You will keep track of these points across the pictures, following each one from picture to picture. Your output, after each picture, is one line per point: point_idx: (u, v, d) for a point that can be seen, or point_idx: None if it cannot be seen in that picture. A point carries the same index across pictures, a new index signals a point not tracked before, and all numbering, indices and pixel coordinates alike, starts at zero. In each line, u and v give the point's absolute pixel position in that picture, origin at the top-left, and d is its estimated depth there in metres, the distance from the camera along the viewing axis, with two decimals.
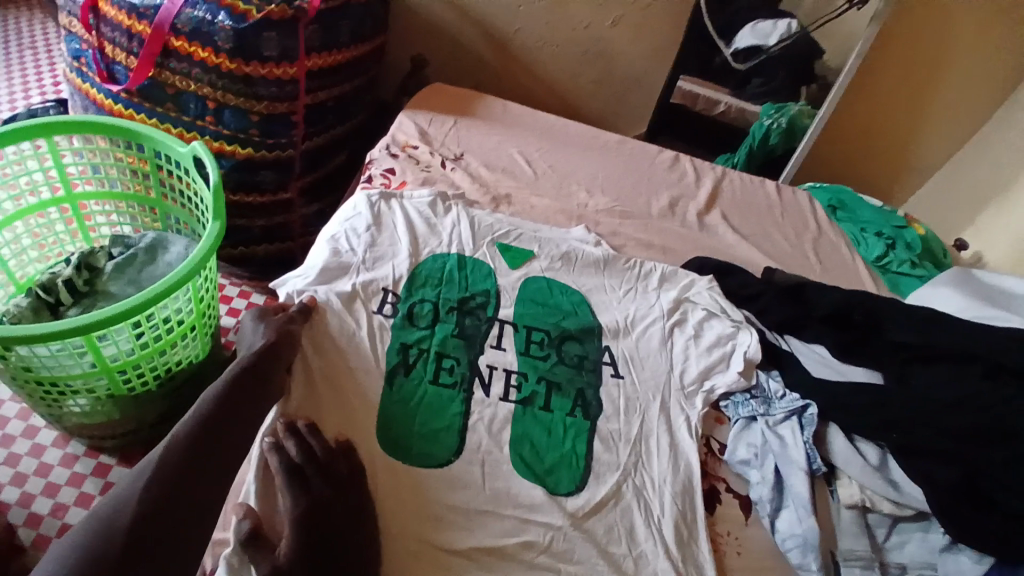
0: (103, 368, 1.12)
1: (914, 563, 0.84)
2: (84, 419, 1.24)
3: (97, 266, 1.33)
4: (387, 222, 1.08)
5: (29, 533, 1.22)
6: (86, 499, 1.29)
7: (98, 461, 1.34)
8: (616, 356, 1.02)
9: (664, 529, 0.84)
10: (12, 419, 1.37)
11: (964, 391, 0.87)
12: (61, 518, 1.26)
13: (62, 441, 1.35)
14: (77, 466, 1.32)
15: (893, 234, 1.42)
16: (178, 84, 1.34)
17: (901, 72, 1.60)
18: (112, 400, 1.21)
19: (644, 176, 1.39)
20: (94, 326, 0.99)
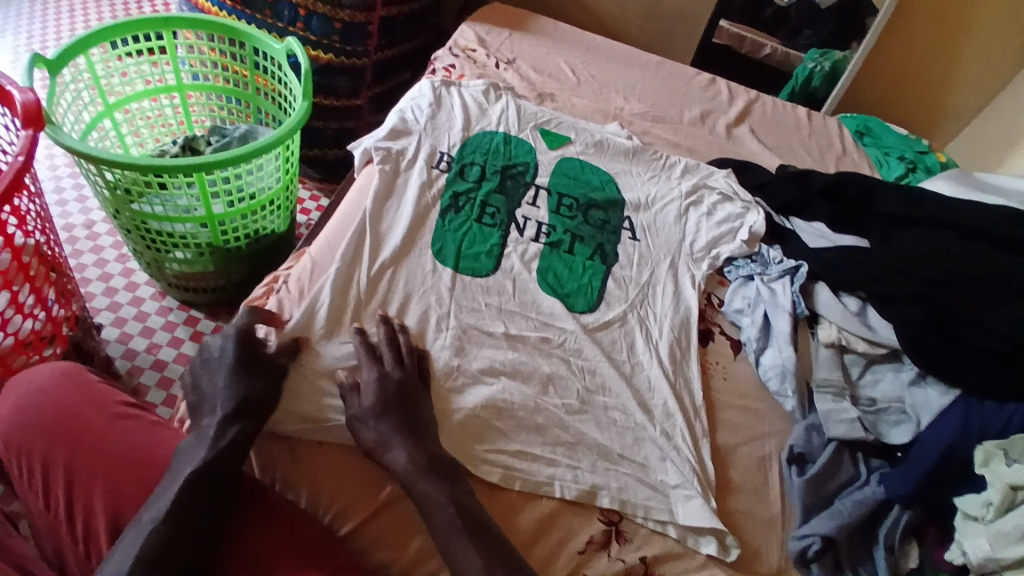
0: (209, 217, 1.35)
1: (886, 397, 0.96)
2: (185, 269, 1.47)
3: (198, 150, 1.55)
4: (446, 103, 1.25)
5: (126, 364, 1.46)
6: (176, 342, 1.52)
7: (186, 315, 1.57)
8: (635, 225, 1.17)
9: (660, 349, 1.00)
10: (115, 276, 1.60)
11: (934, 245, 1.01)
12: (154, 354, 1.50)
13: (159, 296, 1.59)
14: (170, 316, 1.55)
15: (915, 158, 1.50)
16: None
17: (938, 17, 1.64)
18: (210, 253, 1.44)
19: (678, 91, 1.52)
20: (205, 167, 1.22)
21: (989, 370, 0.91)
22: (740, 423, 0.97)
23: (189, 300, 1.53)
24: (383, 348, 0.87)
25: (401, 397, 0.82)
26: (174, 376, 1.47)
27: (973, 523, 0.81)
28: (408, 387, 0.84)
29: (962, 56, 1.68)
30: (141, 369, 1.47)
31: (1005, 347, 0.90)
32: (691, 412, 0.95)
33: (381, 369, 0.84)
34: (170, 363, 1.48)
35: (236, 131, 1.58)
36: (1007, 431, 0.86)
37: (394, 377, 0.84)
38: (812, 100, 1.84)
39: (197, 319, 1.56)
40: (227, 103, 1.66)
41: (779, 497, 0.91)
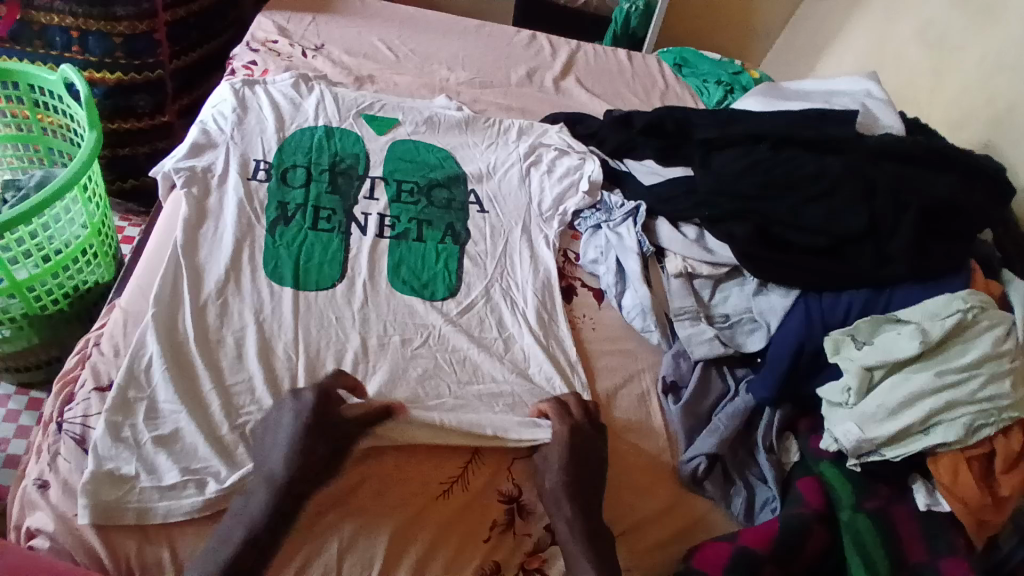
0: (15, 286, 1.14)
1: (736, 311, 1.02)
2: (7, 349, 1.25)
3: None
4: (253, 105, 1.14)
5: None
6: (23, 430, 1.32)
7: (30, 397, 1.36)
8: (481, 197, 1.14)
9: (528, 316, 0.99)
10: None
11: (749, 161, 1.03)
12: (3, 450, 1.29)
13: None
14: (10, 403, 1.34)
15: (731, 81, 1.60)
16: (42, 20, 1.37)
17: None
18: (31, 323, 1.23)
19: (502, 52, 1.50)
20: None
21: (816, 265, 0.97)
22: (615, 366, 1.00)
23: (25, 381, 1.33)
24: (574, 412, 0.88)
25: (586, 454, 0.83)
26: None
27: (838, 409, 0.88)
28: (587, 445, 0.84)
29: None
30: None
31: (825, 243, 0.97)
32: (568, 369, 0.96)
33: (571, 424, 0.85)
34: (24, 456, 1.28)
35: (30, 181, 1.33)
36: (849, 317, 0.94)
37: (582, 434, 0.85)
38: (633, 41, 1.91)
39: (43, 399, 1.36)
40: (15, 152, 1.41)
41: (663, 428, 0.95)
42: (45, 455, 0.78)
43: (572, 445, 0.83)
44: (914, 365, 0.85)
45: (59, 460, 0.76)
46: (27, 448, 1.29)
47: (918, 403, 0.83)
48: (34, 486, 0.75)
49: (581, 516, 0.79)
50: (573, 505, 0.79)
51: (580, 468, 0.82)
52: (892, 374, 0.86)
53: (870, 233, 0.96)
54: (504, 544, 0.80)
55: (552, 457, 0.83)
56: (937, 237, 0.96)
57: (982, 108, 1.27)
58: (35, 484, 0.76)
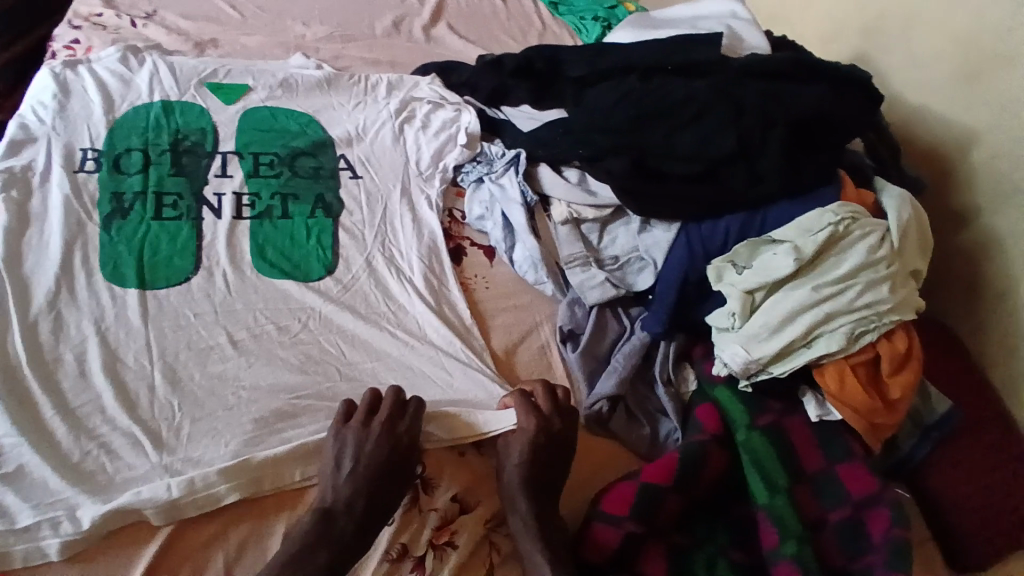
0: None
1: (625, 251, 0.99)
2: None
3: None
4: (76, 87, 1.00)
5: None
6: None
7: None
8: (352, 162, 1.05)
9: (417, 284, 0.94)
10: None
11: (621, 94, 1.01)
12: None
13: None
14: None
15: (607, 15, 1.56)
16: None
17: None
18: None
19: (364, 2, 1.39)
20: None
21: (694, 194, 0.96)
22: (513, 322, 0.97)
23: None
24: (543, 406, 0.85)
25: (552, 450, 0.82)
26: None
27: (726, 333, 0.90)
28: (555, 439, 0.83)
29: None
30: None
31: (700, 169, 0.96)
32: (466, 334, 0.92)
33: (539, 422, 0.82)
34: None
35: None
36: (728, 243, 0.96)
37: (546, 431, 0.82)
38: None
39: None
40: None
41: (565, 377, 0.95)
42: None
43: (536, 446, 0.80)
44: (792, 283, 0.88)
45: None
46: None
47: (796, 319, 0.86)
48: None
49: (534, 510, 0.78)
50: (528, 502, 0.78)
51: (539, 464, 0.81)
52: (772, 294, 0.88)
53: (739, 156, 0.96)
54: (414, 523, 0.76)
55: (512, 453, 0.81)
56: (808, 152, 0.98)
57: (854, 19, 1.31)
58: None
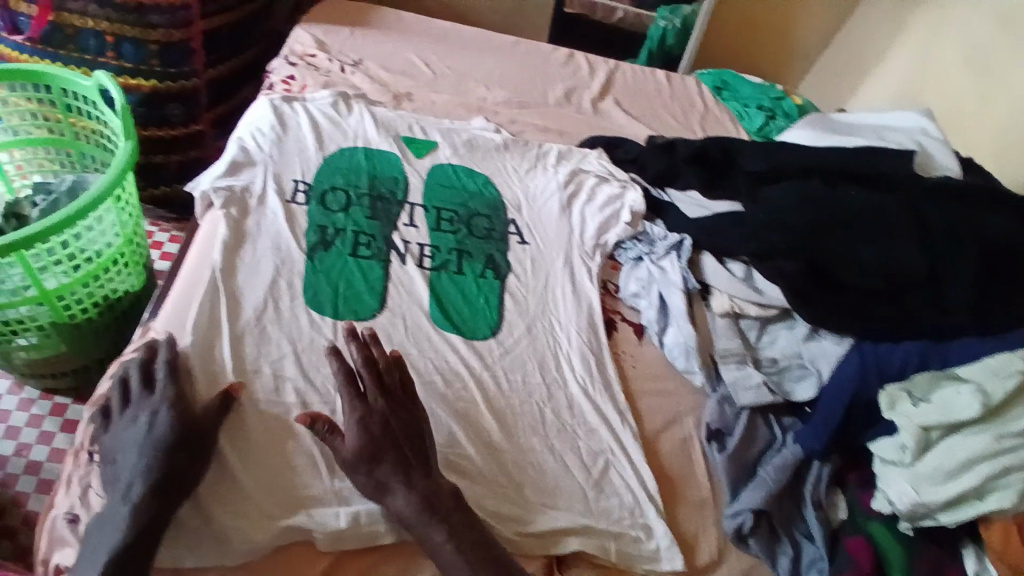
0: (43, 295, 1.14)
1: (785, 355, 0.99)
2: (34, 356, 1.26)
3: (24, 215, 1.31)
4: (292, 122, 1.12)
5: None
6: (48, 437, 1.30)
7: (54, 404, 1.35)
8: (521, 226, 1.12)
9: (572, 357, 0.97)
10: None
11: (800, 197, 1.01)
12: (24, 457, 1.27)
13: (16, 389, 1.36)
14: (33, 409, 1.33)
15: (773, 106, 1.57)
16: (76, 23, 1.35)
17: None
18: (58, 332, 1.23)
19: (539, 70, 1.47)
20: (25, 242, 1.02)
21: (871, 307, 0.94)
22: (660, 407, 0.97)
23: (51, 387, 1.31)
24: (359, 369, 0.79)
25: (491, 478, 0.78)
26: (53, 476, 1.26)
27: (892, 467, 0.84)
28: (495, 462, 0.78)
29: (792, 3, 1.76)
30: (14, 476, 1.25)
31: (882, 285, 0.95)
32: (618, 418, 0.93)
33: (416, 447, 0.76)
34: (46, 464, 1.27)
35: (62, 185, 1.33)
36: (907, 371, 0.90)
37: (378, 407, 0.77)
38: (669, 59, 1.87)
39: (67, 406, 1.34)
40: (47, 155, 1.40)
41: (707, 475, 0.92)
42: (74, 488, 0.75)
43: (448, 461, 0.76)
44: (974, 427, 0.81)
45: (91, 496, 0.74)
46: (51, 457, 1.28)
47: (977, 467, 0.79)
48: (65, 520, 0.73)
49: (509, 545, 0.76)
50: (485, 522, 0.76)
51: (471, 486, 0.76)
52: (949, 435, 0.82)
53: (928, 278, 0.94)
54: None
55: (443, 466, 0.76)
56: (1000, 281, 0.94)
57: None
58: (67, 518, 0.74)
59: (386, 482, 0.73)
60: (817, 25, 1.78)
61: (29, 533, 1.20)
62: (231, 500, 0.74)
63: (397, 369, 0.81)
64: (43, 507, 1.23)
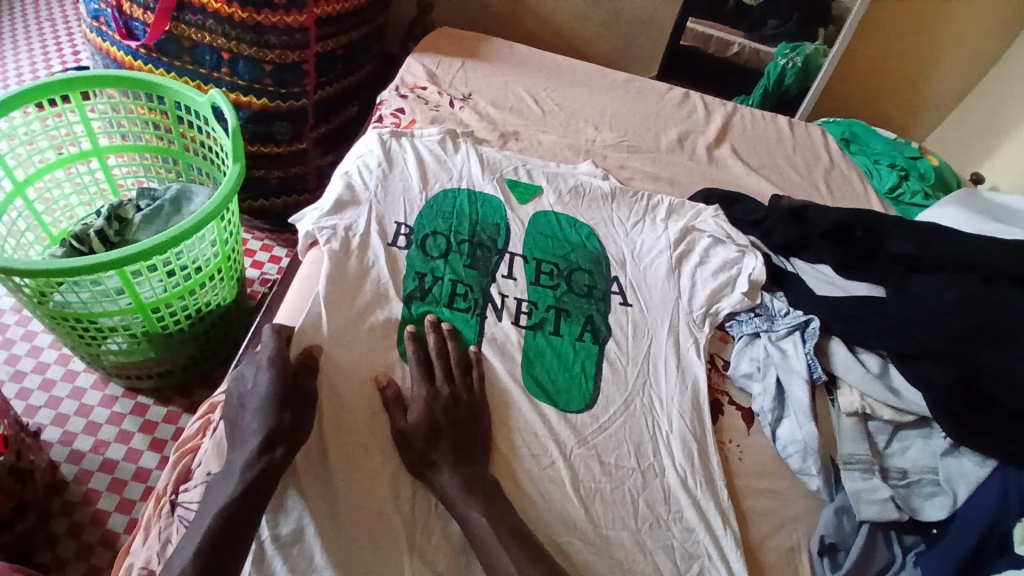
0: (140, 305, 1.18)
1: (916, 467, 0.87)
2: (124, 358, 1.31)
3: (126, 218, 1.38)
4: (398, 158, 1.10)
5: (72, 469, 1.31)
6: (125, 436, 1.36)
7: (135, 402, 1.40)
8: (624, 286, 1.04)
9: (671, 442, 0.89)
10: (29, 374, 1.41)
11: (959, 297, 0.90)
12: (101, 454, 1.33)
13: (102, 383, 1.42)
14: (116, 406, 1.39)
15: (906, 165, 1.41)
16: (194, 37, 1.37)
17: (901, 20, 1.60)
18: (149, 340, 1.28)
19: (652, 111, 1.40)
20: (127, 259, 1.05)
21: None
22: (767, 511, 0.87)
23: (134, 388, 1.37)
24: (434, 359, 0.87)
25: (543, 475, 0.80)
26: (125, 476, 1.31)
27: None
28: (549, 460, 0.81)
29: (935, 54, 1.63)
30: (88, 472, 1.31)
31: None
32: (719, 518, 0.83)
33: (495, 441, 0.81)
34: (120, 463, 1.32)
35: (167, 194, 1.39)
36: None
37: (446, 395, 0.84)
38: (784, 99, 1.71)
39: (148, 407, 1.39)
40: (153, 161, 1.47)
41: None
42: (158, 533, 0.76)
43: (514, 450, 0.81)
44: None
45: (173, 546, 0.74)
46: (125, 456, 1.33)
47: None
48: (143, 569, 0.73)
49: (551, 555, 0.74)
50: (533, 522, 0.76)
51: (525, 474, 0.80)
52: None
53: None
54: None
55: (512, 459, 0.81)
56: None
57: None
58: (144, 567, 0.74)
59: (437, 459, 0.79)
60: (953, 75, 1.66)
61: (95, 533, 1.24)
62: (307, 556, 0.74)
63: (475, 371, 0.88)
64: (112, 507, 1.28)
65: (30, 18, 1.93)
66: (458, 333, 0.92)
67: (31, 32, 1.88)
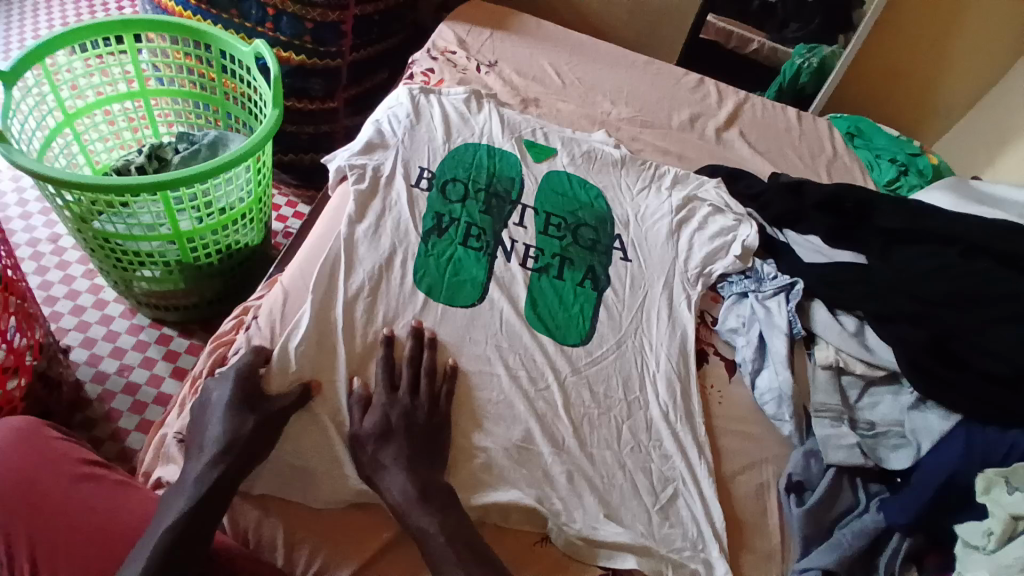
0: (178, 233, 1.28)
1: (885, 421, 0.94)
2: (154, 287, 1.41)
3: (165, 158, 1.48)
4: (425, 113, 1.19)
5: (96, 388, 1.41)
6: (149, 362, 1.46)
7: (160, 333, 1.50)
8: (626, 243, 1.12)
9: (658, 382, 0.96)
10: (61, 299, 1.51)
11: (930, 265, 0.99)
12: (126, 376, 1.43)
13: (130, 313, 1.52)
14: (142, 334, 1.49)
15: (906, 161, 1.48)
16: None
17: (921, 25, 1.65)
18: (180, 270, 1.37)
19: (666, 92, 1.47)
20: (170, 183, 1.15)
21: (988, 392, 0.89)
22: (739, 449, 0.94)
23: (161, 318, 1.46)
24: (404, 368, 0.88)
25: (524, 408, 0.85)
26: (146, 399, 1.41)
27: (973, 553, 0.80)
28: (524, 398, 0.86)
29: (947, 61, 1.70)
30: (112, 393, 1.41)
31: (1007, 370, 0.89)
32: (696, 450, 0.91)
33: None
34: (143, 386, 1.42)
35: (205, 139, 1.49)
36: (1008, 461, 0.86)
37: (406, 405, 0.85)
38: (800, 97, 1.78)
39: (171, 338, 1.49)
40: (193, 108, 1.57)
41: (779, 529, 0.89)
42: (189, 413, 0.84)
43: None
44: None
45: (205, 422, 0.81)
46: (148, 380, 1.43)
47: None
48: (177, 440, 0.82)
49: None
50: None
51: None
52: None
53: None
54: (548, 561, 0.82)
55: None
56: None
57: None
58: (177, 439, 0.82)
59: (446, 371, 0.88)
60: (965, 78, 1.72)
61: (115, 446, 1.34)
62: (320, 443, 0.83)
63: (446, 383, 0.89)
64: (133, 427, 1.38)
65: None
66: (440, 344, 0.93)
67: None
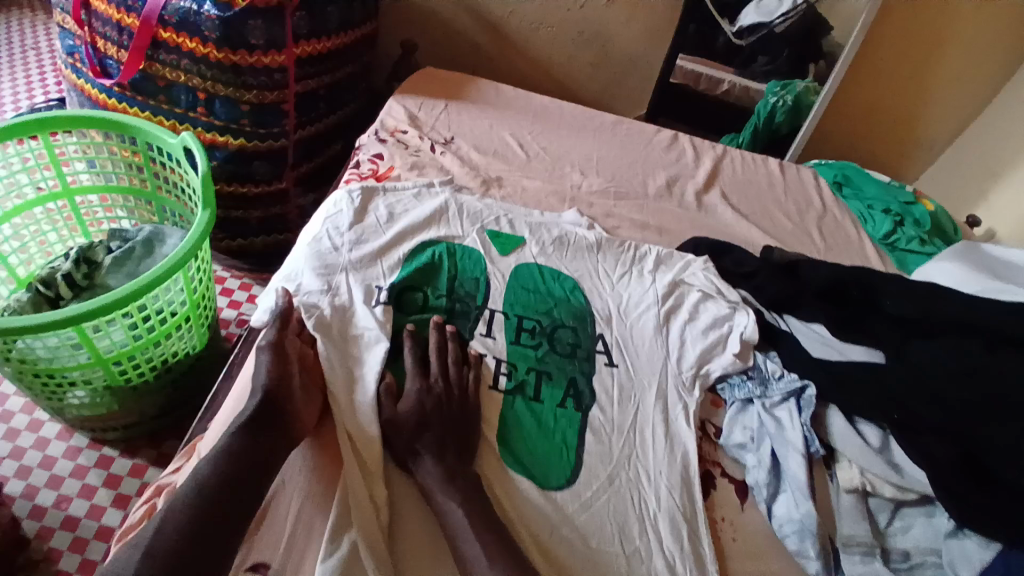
0: (99, 360, 1.12)
1: (919, 549, 0.81)
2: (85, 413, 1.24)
3: (96, 260, 1.32)
4: (372, 210, 1.06)
5: (33, 526, 1.21)
6: (90, 491, 1.27)
7: (100, 454, 1.32)
8: (609, 344, 0.99)
9: (660, 524, 0.82)
10: None
11: (954, 360, 0.88)
12: (64, 510, 1.24)
13: (67, 434, 1.35)
14: (80, 458, 1.31)
15: (902, 210, 1.37)
16: (169, 76, 1.33)
17: (901, 56, 1.57)
18: (110, 394, 1.21)
19: (639, 155, 1.36)
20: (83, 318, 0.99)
21: None
22: None
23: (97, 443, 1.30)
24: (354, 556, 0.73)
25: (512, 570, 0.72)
26: (88, 535, 1.22)
27: None
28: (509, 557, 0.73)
29: (926, 94, 1.62)
30: (51, 529, 1.22)
31: None
32: None
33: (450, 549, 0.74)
34: (84, 520, 1.23)
35: (139, 236, 1.34)
36: None
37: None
38: (774, 136, 1.66)
39: (113, 461, 1.32)
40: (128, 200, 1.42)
41: None
42: None
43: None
44: None
45: None
46: (90, 512, 1.24)
47: None
48: None
49: None
50: None
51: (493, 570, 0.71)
52: None
53: None
54: None
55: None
56: None
57: None
58: None
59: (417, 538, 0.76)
60: (950, 109, 1.63)
61: None
62: None
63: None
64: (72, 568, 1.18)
65: (6, 51, 1.89)
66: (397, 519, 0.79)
67: (6, 65, 1.84)
